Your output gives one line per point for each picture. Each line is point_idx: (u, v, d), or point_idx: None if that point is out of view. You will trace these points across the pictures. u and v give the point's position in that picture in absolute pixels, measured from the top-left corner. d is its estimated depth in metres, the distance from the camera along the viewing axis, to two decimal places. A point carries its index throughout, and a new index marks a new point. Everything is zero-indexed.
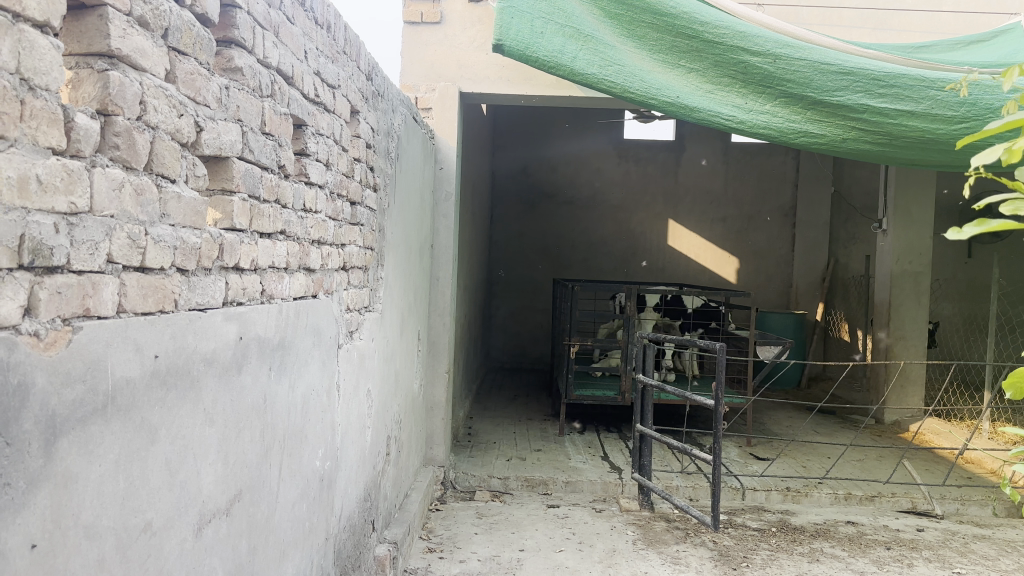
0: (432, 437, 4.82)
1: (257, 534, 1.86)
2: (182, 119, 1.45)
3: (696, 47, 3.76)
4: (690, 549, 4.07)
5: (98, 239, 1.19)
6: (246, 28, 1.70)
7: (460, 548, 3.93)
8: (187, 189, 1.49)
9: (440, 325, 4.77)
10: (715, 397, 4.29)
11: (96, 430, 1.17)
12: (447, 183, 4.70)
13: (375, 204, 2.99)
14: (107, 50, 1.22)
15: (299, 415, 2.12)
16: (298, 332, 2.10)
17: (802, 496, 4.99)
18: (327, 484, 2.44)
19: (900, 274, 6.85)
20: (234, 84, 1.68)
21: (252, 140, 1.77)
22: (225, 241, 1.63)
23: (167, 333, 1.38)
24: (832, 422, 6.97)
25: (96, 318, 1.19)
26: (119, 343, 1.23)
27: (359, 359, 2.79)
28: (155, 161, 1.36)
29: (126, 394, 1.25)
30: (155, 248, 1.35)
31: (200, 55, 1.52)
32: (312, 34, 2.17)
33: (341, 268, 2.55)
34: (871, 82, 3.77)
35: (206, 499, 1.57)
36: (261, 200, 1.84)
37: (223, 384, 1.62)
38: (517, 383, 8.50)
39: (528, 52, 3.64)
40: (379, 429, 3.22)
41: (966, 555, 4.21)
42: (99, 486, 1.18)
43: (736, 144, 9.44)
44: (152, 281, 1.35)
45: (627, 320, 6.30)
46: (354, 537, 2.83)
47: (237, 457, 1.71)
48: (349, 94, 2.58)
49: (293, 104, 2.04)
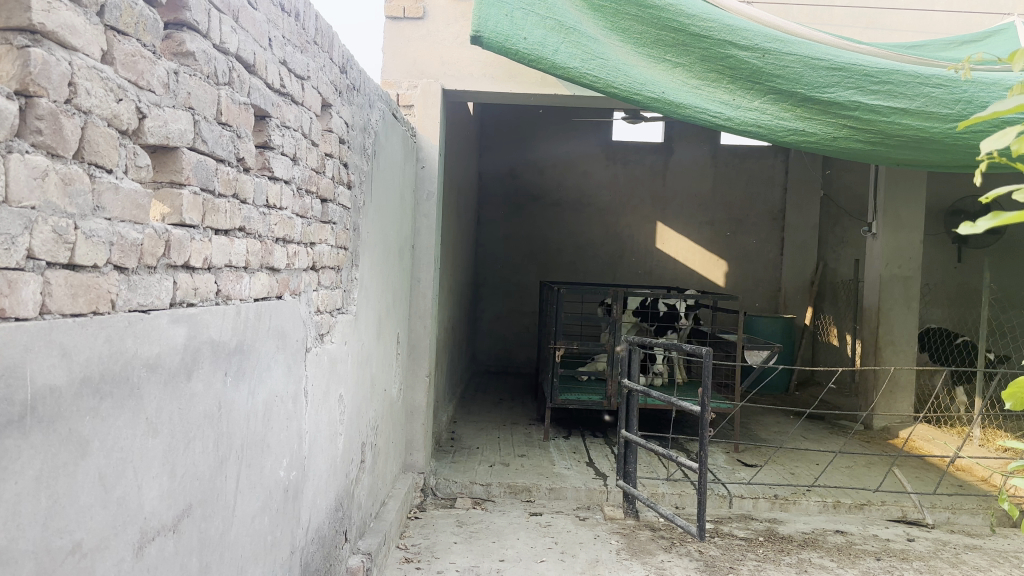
0: (412, 443, 4.68)
1: (210, 551, 1.75)
2: (121, 104, 1.33)
3: (682, 41, 3.67)
4: (676, 559, 3.97)
5: (14, 232, 1.08)
6: (200, 11, 1.59)
7: (438, 559, 3.82)
8: (127, 180, 1.38)
9: (421, 327, 4.66)
10: (702, 403, 4.10)
11: (12, 444, 1.05)
12: (429, 182, 4.59)
13: (350, 202, 2.87)
14: (28, 25, 1.10)
15: (260, 423, 2.00)
16: (259, 334, 1.98)
17: (790, 504, 4.92)
18: (293, 496, 2.32)
19: (890, 280, 6.79)
20: (185, 70, 1.57)
21: (205, 130, 1.66)
22: (173, 237, 1.52)
23: (101, 337, 1.26)
24: (819, 429, 6.90)
25: (13, 319, 1.08)
26: (41, 348, 1.11)
27: (330, 364, 2.67)
28: (87, 149, 1.24)
29: (50, 404, 1.13)
30: (86, 243, 1.24)
31: (144, 36, 1.41)
32: (278, 21, 2.07)
33: (310, 268, 2.43)
34: (864, 79, 3.68)
35: (148, 516, 1.45)
36: (217, 195, 1.74)
37: (171, 392, 1.50)
38: (501, 387, 8.38)
39: (507, 44, 3.56)
40: (353, 435, 3.11)
41: (958, 566, 4.13)
42: (15, 506, 1.07)
43: (725, 147, 9.37)
44: (82, 280, 1.24)
45: (613, 323, 6.19)
46: (324, 548, 2.72)
47: (186, 470, 1.60)
48: (320, 86, 2.46)
49: (255, 94, 1.93)
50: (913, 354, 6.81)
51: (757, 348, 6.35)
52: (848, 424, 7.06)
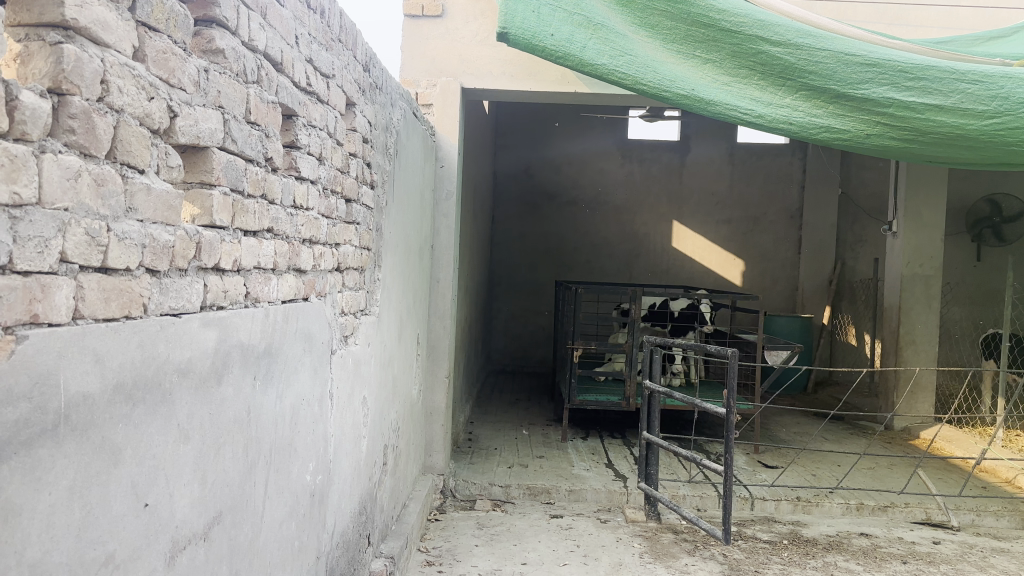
0: (432, 444, 4.66)
1: (240, 559, 1.71)
2: (152, 103, 1.30)
3: (712, 36, 3.62)
4: (700, 563, 3.91)
5: (48, 235, 1.04)
6: (229, 7, 1.56)
7: (460, 561, 3.79)
8: (158, 181, 1.35)
9: (440, 328, 4.62)
10: (727, 405, 4.01)
11: (45, 454, 1.02)
12: (448, 181, 4.56)
13: (372, 203, 2.83)
14: (62, 20, 1.07)
15: (287, 427, 1.97)
16: (287, 336, 1.95)
17: (813, 506, 4.85)
18: (320, 499, 2.29)
19: (911, 279, 6.69)
20: (215, 67, 1.53)
21: (234, 130, 1.62)
22: (203, 239, 1.48)
23: (134, 342, 1.23)
24: (840, 429, 6.82)
25: (46, 325, 1.04)
26: (73, 355, 1.08)
27: (354, 365, 2.64)
28: (119, 148, 1.21)
29: (83, 412, 1.09)
30: (118, 245, 1.20)
31: (174, 33, 1.38)
32: (304, 18, 2.03)
33: (335, 269, 2.40)
34: (899, 75, 3.62)
35: (180, 525, 1.42)
36: (246, 196, 1.70)
37: (201, 397, 1.47)
38: (517, 387, 8.33)
39: (534, 40, 3.51)
40: (375, 438, 3.07)
41: (986, 570, 4.05)
42: (49, 517, 1.03)
43: (742, 145, 9.26)
44: (115, 283, 1.20)
45: (631, 323, 6.12)
46: (348, 552, 2.68)
47: (217, 476, 1.56)
48: (345, 85, 2.43)
49: (282, 92, 1.89)
50: (935, 354, 6.71)
51: (777, 348, 6.26)
52: (868, 424, 6.97)
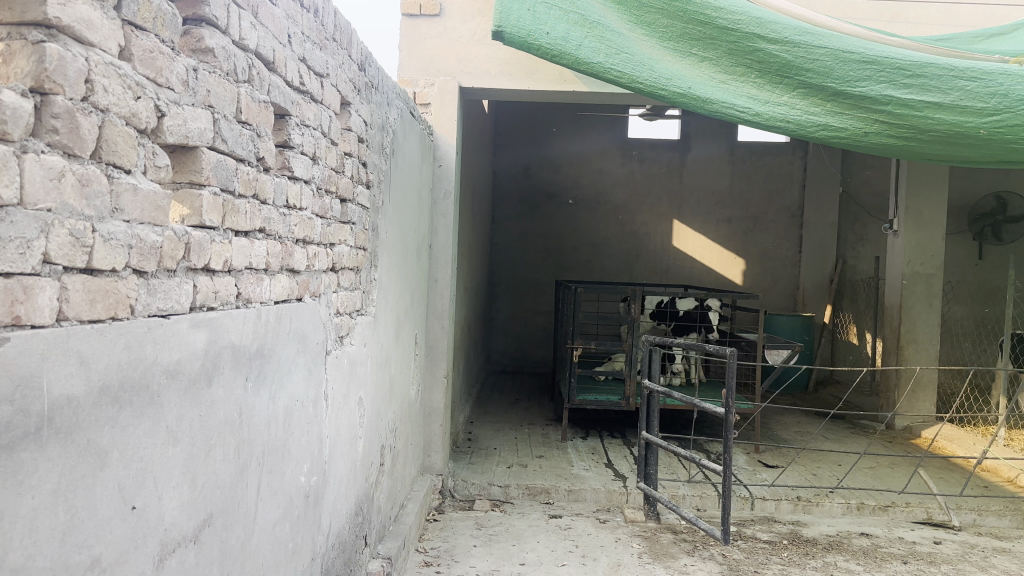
0: (430, 444, 4.65)
1: (231, 561, 1.70)
2: (139, 102, 1.29)
3: (709, 34, 3.59)
4: (699, 563, 3.89)
5: (30, 236, 1.03)
6: (219, 6, 1.55)
7: (458, 562, 3.77)
8: (145, 180, 1.33)
9: (438, 328, 4.61)
10: (726, 405, 3.99)
11: (28, 457, 1.01)
12: (445, 180, 4.54)
13: (368, 202, 2.82)
14: (44, 18, 1.06)
15: (280, 429, 1.96)
16: (280, 337, 1.94)
17: (813, 506, 4.84)
18: (314, 501, 2.28)
19: (912, 277, 6.67)
20: (205, 67, 1.52)
21: (225, 129, 1.61)
22: (192, 239, 1.47)
23: (120, 344, 1.22)
24: (841, 429, 6.80)
25: (28, 327, 1.03)
26: (57, 357, 1.07)
27: (350, 366, 2.63)
28: (104, 148, 1.20)
29: (67, 415, 1.08)
30: (104, 246, 1.19)
31: (162, 32, 1.37)
32: (297, 17, 2.02)
33: (330, 270, 2.39)
34: (897, 72, 3.60)
35: (169, 527, 1.41)
36: (237, 195, 1.69)
37: (191, 399, 1.46)
38: (517, 387, 8.32)
39: (530, 39, 3.50)
40: (372, 438, 3.06)
41: (987, 570, 4.03)
42: (32, 521, 1.02)
43: (742, 144, 9.24)
44: (100, 284, 1.19)
45: (631, 322, 6.10)
46: (344, 554, 2.67)
47: (207, 478, 1.55)
48: (339, 84, 2.41)
49: (274, 91, 1.88)
50: (936, 352, 6.69)
51: (777, 347, 6.25)
52: (869, 424, 6.95)
